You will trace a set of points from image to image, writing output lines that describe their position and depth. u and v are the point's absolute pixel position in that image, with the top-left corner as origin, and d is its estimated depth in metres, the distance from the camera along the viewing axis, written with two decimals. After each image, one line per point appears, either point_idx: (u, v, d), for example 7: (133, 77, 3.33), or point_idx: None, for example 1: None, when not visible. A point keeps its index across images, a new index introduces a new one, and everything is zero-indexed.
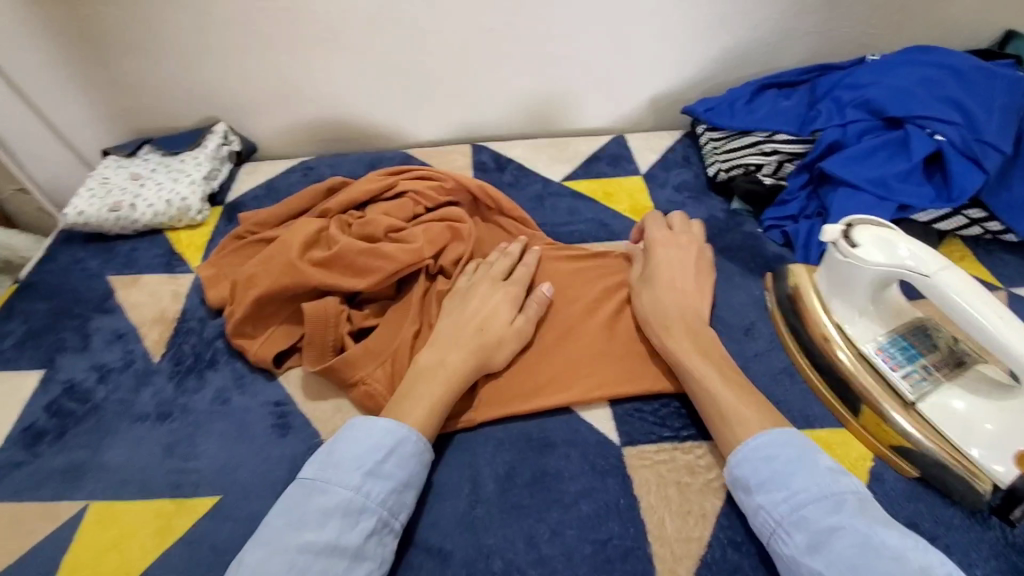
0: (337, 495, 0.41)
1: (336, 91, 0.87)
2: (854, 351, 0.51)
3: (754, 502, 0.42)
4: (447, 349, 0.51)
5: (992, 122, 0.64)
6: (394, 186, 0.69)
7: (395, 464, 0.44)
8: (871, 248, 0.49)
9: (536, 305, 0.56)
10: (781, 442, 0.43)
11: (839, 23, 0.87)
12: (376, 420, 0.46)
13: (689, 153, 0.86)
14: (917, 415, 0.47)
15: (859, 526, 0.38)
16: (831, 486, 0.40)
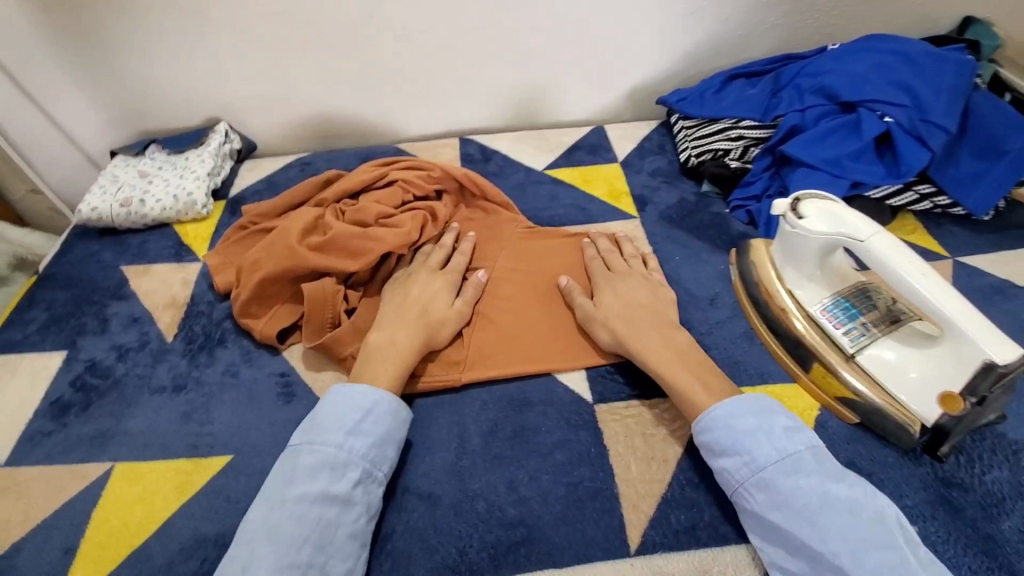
0: (323, 452, 0.47)
1: (330, 89, 0.93)
2: (804, 313, 0.56)
3: (718, 464, 0.47)
4: (395, 329, 0.56)
5: (938, 103, 0.68)
6: (385, 176, 0.75)
7: (373, 422, 0.50)
8: (818, 218, 0.54)
9: (472, 291, 0.62)
10: (744, 409, 0.48)
11: (804, 14, 0.92)
12: (352, 386, 0.52)
13: (665, 142, 0.92)
14: (857, 365, 0.52)
15: (815, 481, 0.43)
16: (789, 445, 0.45)
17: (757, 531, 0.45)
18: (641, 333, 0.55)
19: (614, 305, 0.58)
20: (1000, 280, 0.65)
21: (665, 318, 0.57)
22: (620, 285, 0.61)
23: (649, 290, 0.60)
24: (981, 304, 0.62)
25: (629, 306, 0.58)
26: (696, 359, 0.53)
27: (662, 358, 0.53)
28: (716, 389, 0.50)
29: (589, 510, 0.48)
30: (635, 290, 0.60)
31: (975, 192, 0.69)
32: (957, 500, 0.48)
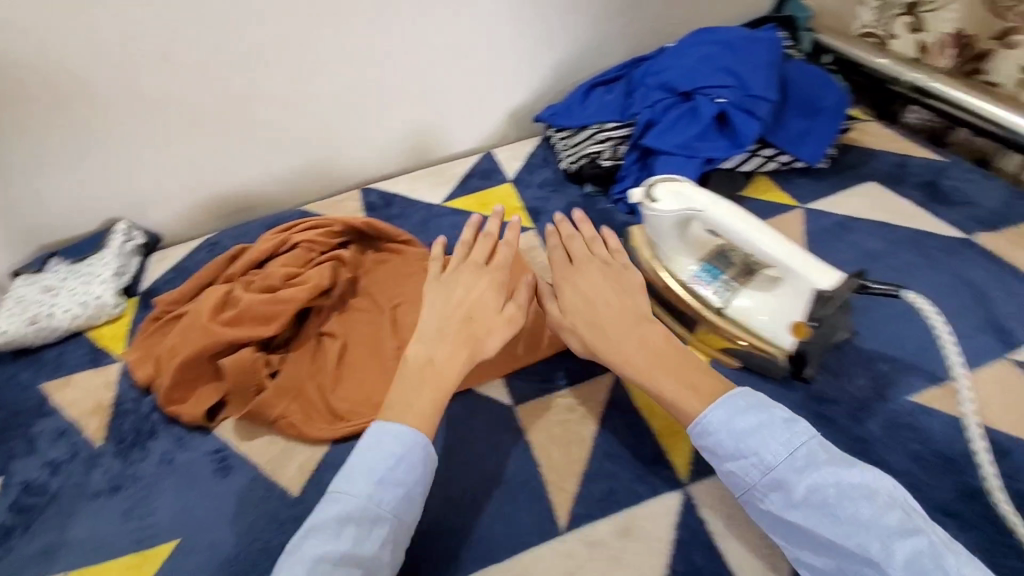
0: (353, 503, 0.47)
1: (224, 168, 0.95)
2: (677, 279, 0.62)
3: (727, 468, 0.47)
4: (435, 347, 0.54)
5: (758, 78, 0.78)
6: (287, 240, 0.78)
7: (405, 471, 0.49)
8: (668, 199, 0.59)
9: (524, 292, 0.60)
10: (739, 411, 0.47)
11: (642, 20, 1.03)
12: (385, 427, 0.50)
13: (548, 154, 0.99)
14: (728, 317, 0.59)
15: (827, 475, 0.43)
16: (793, 443, 0.45)
17: (778, 529, 0.46)
18: (619, 334, 0.53)
19: (586, 310, 0.56)
20: (842, 216, 0.74)
21: (641, 317, 0.55)
22: (596, 282, 0.57)
23: (624, 288, 0.57)
24: (830, 240, 0.71)
25: (603, 309, 0.55)
26: (675, 363, 0.51)
27: (640, 366, 0.51)
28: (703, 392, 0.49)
29: (519, 503, 0.52)
30: (607, 288, 0.57)
31: (807, 147, 0.79)
32: (831, 414, 0.55)
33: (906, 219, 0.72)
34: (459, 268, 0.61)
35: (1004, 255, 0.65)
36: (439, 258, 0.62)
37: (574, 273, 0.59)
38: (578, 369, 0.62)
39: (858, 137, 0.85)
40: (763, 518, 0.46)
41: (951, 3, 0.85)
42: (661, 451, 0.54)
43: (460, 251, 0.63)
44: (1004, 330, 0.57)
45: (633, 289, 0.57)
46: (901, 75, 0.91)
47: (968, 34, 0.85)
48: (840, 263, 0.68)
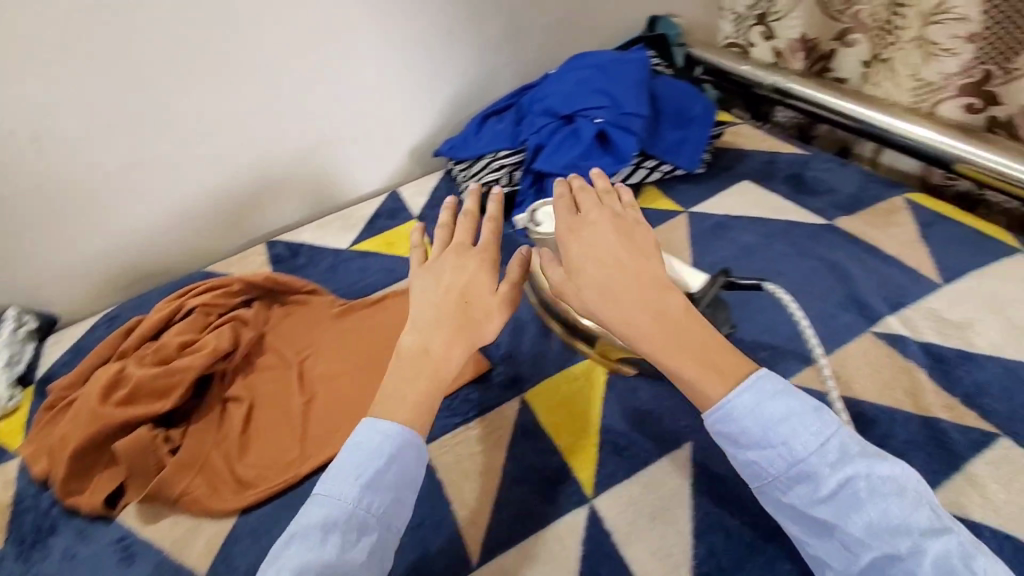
0: (341, 509, 0.45)
1: (118, 238, 0.92)
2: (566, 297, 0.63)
3: (748, 458, 0.44)
4: (431, 336, 0.51)
5: (630, 96, 0.83)
6: (182, 306, 0.76)
7: (394, 474, 0.47)
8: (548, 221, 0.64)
9: (517, 267, 0.55)
10: (768, 397, 0.43)
11: (526, 50, 1.08)
12: (378, 424, 0.48)
13: (452, 186, 1.01)
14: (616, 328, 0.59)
15: (860, 468, 0.41)
16: (824, 433, 0.42)
17: (795, 519, 0.44)
18: (631, 301, 0.47)
19: (597, 272, 0.48)
20: (722, 216, 0.78)
21: (654, 285, 0.48)
22: (599, 241, 0.50)
23: (632, 247, 0.50)
24: (714, 239, 0.75)
25: (613, 274, 0.48)
26: (699, 334, 0.46)
27: (657, 340, 0.46)
28: (729, 367, 0.45)
29: (433, 544, 0.52)
30: (612, 248, 0.50)
31: (684, 154, 0.85)
32: None
33: (777, 212, 0.77)
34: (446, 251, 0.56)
35: (862, 234, 0.71)
36: (418, 247, 0.58)
37: (574, 227, 0.52)
38: (486, 398, 0.62)
39: (732, 139, 0.92)
40: (781, 508, 0.44)
41: (792, 12, 0.94)
42: (568, 468, 0.55)
43: (446, 231, 0.59)
44: (864, 304, 0.62)
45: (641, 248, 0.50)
46: (764, 79, 0.98)
47: (813, 37, 0.94)
48: (723, 260, 0.72)
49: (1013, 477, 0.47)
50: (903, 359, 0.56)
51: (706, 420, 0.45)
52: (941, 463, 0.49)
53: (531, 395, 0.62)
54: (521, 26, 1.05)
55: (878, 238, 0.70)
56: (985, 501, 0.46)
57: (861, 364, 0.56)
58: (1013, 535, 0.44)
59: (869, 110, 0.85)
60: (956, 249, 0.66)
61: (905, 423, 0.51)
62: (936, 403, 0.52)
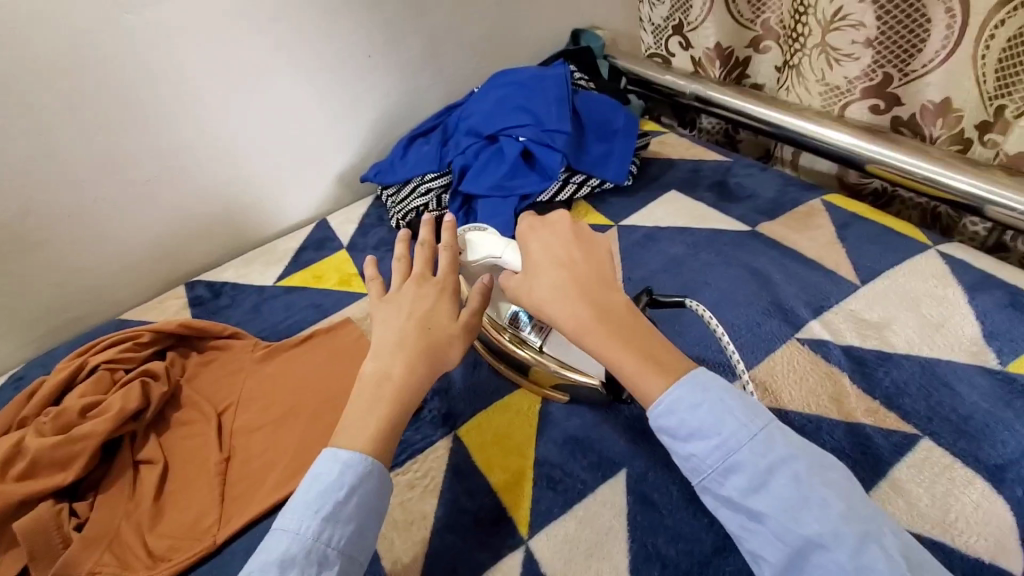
0: (299, 545, 0.43)
1: (16, 293, 0.85)
2: (494, 324, 0.60)
3: (685, 450, 0.44)
4: (394, 362, 0.49)
5: (551, 113, 0.82)
6: (85, 364, 0.70)
7: (355, 505, 0.45)
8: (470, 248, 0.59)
9: (478, 297, 0.55)
10: (700, 389, 0.44)
11: (450, 69, 1.06)
12: (336, 454, 0.46)
13: (382, 212, 0.98)
14: (548, 355, 0.58)
15: (791, 459, 0.41)
16: (755, 423, 0.43)
17: (732, 515, 0.43)
18: (575, 297, 0.49)
19: (545, 275, 0.51)
20: (650, 228, 0.78)
21: (597, 284, 0.50)
22: (548, 246, 0.53)
23: (581, 251, 0.52)
24: (643, 252, 0.75)
25: (559, 273, 0.50)
26: (644, 334, 0.47)
27: (599, 332, 0.47)
28: (671, 365, 0.46)
29: None
30: (560, 252, 0.52)
31: (610, 167, 0.85)
32: None
33: (703, 220, 0.78)
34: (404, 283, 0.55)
35: (783, 239, 0.72)
36: (374, 282, 0.58)
37: (526, 233, 0.55)
38: (418, 438, 0.60)
39: (659, 149, 0.93)
40: (718, 504, 0.43)
41: (705, 22, 0.95)
42: (502, 507, 0.52)
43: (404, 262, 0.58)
44: (788, 310, 0.62)
45: (590, 250, 0.52)
46: (684, 88, 1.00)
47: (727, 46, 0.96)
48: (652, 273, 0.72)
49: (934, 479, 0.47)
50: (827, 364, 0.56)
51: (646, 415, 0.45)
52: (867, 471, 0.49)
53: (463, 431, 0.60)
54: (443, 44, 1.03)
55: (799, 242, 0.71)
56: (909, 507, 0.46)
57: (786, 373, 0.56)
58: (937, 539, 0.44)
59: (784, 115, 0.86)
60: (872, 249, 0.68)
61: (831, 430, 0.51)
62: (860, 407, 0.53)
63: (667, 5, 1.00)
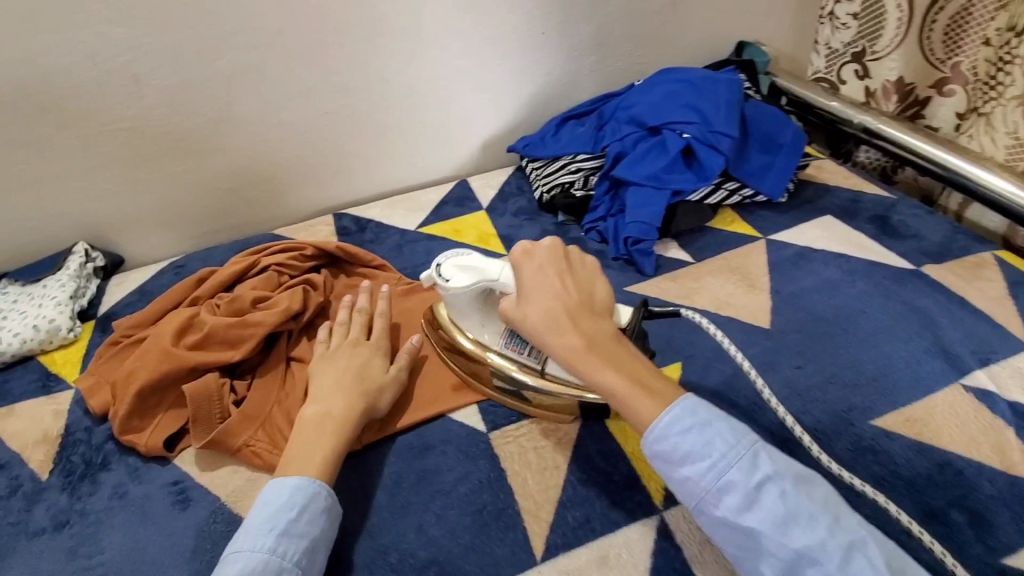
0: (254, 559, 0.45)
1: (192, 190, 0.93)
2: (495, 349, 0.60)
3: (680, 475, 0.47)
4: (331, 399, 0.57)
5: (720, 115, 0.82)
6: (257, 264, 0.76)
7: (309, 520, 0.49)
8: (459, 275, 0.59)
9: (405, 354, 0.63)
10: (690, 414, 0.47)
11: (613, 59, 1.07)
12: (284, 480, 0.50)
13: (522, 183, 1.01)
14: (552, 375, 0.57)
15: (774, 476, 0.45)
16: (742, 443, 0.46)
17: (728, 536, 0.45)
18: (567, 325, 0.51)
19: (541, 302, 0.53)
20: (803, 248, 0.78)
21: (587, 313, 0.52)
22: (539, 270, 0.54)
23: (575, 277, 0.55)
24: (794, 270, 0.74)
25: (555, 300, 0.52)
26: (630, 374, 0.49)
27: (592, 360, 0.50)
28: (660, 395, 0.49)
29: (494, 532, 0.51)
30: (554, 282, 0.53)
31: (768, 180, 0.84)
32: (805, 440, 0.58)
33: (861, 250, 0.76)
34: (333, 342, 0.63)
35: (951, 285, 0.70)
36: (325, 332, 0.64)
37: (520, 261, 0.55)
38: None
39: (815, 173, 0.91)
40: (715, 525, 0.46)
41: (891, 54, 0.93)
42: (636, 475, 0.54)
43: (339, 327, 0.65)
44: (954, 355, 0.62)
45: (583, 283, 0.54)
46: (851, 117, 0.98)
47: (909, 82, 0.94)
48: (803, 291, 0.71)
49: None
50: (992, 415, 0.56)
51: (643, 443, 0.48)
52: None
53: None
54: (613, 33, 1.04)
55: (968, 291, 0.69)
56: None
57: (946, 415, 0.57)
58: None
59: (957, 159, 0.83)
60: None
61: (993, 478, 0.52)
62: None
63: (853, 31, 0.98)
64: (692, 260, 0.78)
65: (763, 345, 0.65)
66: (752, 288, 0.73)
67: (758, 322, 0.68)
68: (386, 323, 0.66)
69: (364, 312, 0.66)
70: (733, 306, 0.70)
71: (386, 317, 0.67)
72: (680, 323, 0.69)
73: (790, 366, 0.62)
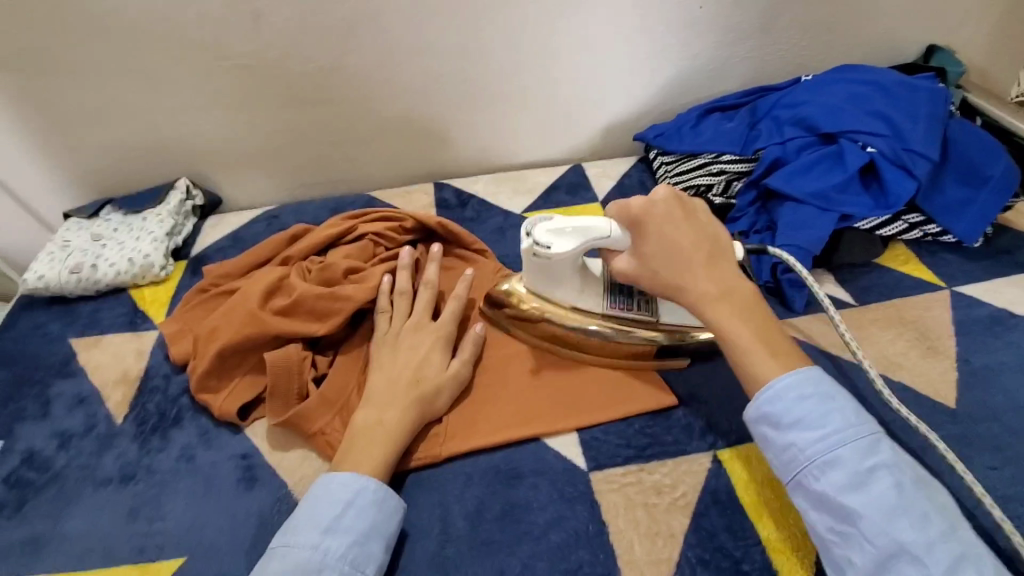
0: (295, 556, 0.42)
1: (295, 142, 0.89)
2: (597, 317, 0.56)
3: (784, 440, 0.43)
4: (382, 408, 0.51)
5: (917, 132, 0.68)
6: (354, 230, 0.70)
7: (354, 516, 0.44)
8: (560, 239, 0.52)
9: (469, 348, 0.57)
10: (810, 382, 0.43)
11: (774, 47, 0.92)
12: (333, 474, 0.46)
13: (645, 177, 0.89)
14: (666, 325, 0.56)
15: (891, 468, 0.40)
16: (862, 425, 0.42)
17: (822, 514, 0.41)
18: (696, 270, 0.47)
19: (664, 250, 0.48)
20: (999, 310, 0.63)
21: (717, 257, 0.48)
22: (658, 220, 0.49)
23: (698, 226, 0.49)
24: (988, 338, 0.60)
25: (683, 248, 0.48)
26: (763, 319, 0.46)
27: (724, 310, 0.46)
28: (784, 355, 0.45)
29: None
30: (682, 233, 0.48)
31: (963, 219, 0.68)
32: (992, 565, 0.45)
33: None
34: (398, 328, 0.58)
35: None
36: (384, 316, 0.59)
37: (642, 218, 0.48)
38: (670, 440, 0.53)
39: (1018, 217, 0.74)
40: (811, 500, 0.42)
41: None
42: (770, 568, 0.44)
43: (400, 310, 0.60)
44: None
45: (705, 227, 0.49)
46: None
47: None
48: (1001, 367, 0.57)
49: None
50: None
51: (748, 405, 0.45)
52: None
53: (722, 454, 0.51)
54: (781, 16, 0.89)
55: None
56: None
57: None
58: None
59: None
60: None
61: None
62: None
63: None
64: (855, 303, 0.65)
65: (945, 431, 0.52)
66: (932, 351, 0.59)
67: (939, 399, 0.55)
68: (459, 305, 0.60)
69: (429, 290, 0.61)
70: (906, 370, 0.57)
71: (462, 300, 0.61)
72: (835, 381, 0.57)
73: (980, 466, 0.50)
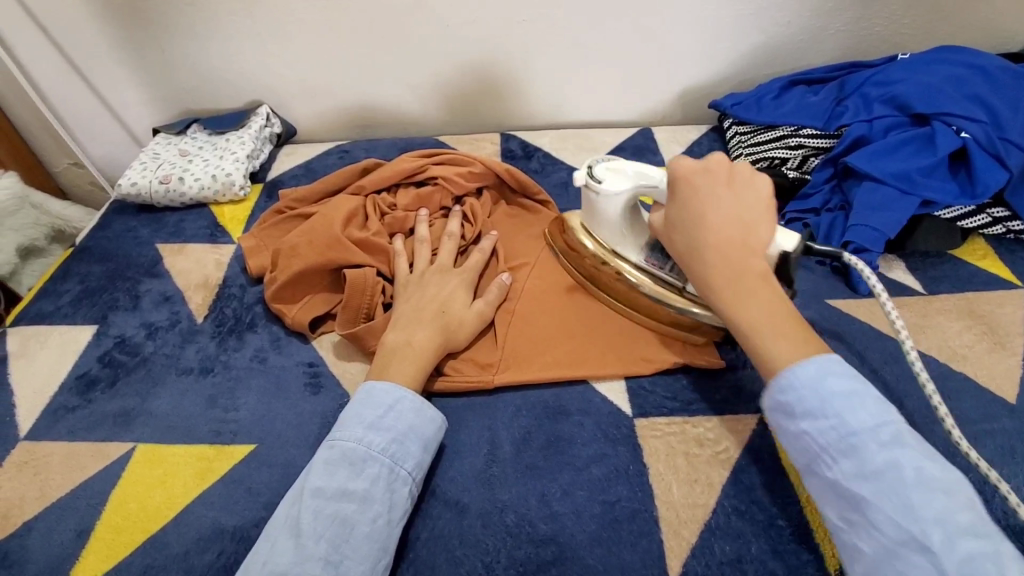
0: (340, 447, 0.45)
1: (370, 79, 0.91)
2: (631, 263, 0.57)
3: (796, 428, 0.40)
4: (414, 330, 0.53)
5: (1017, 122, 0.65)
6: (425, 170, 0.71)
7: (395, 418, 0.47)
8: (613, 177, 0.56)
9: (495, 291, 0.59)
10: (831, 370, 0.40)
11: (872, 21, 0.87)
12: (374, 383, 0.49)
13: (716, 147, 0.88)
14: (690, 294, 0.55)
15: (911, 461, 0.36)
16: (884, 416, 0.38)
17: (835, 502, 0.38)
18: (704, 241, 0.46)
19: (686, 222, 0.47)
20: None
21: (744, 246, 0.45)
22: (699, 187, 0.47)
23: (735, 196, 0.46)
24: None
25: (710, 224, 0.46)
26: (780, 307, 0.43)
27: (730, 294, 0.44)
28: (798, 343, 0.42)
29: (625, 533, 0.46)
30: (715, 209, 0.46)
31: None
32: None
33: None
34: (423, 267, 0.60)
35: None
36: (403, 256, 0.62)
37: (680, 178, 0.48)
38: (715, 400, 0.54)
39: None
40: (821, 487, 0.39)
41: None
42: (806, 527, 0.45)
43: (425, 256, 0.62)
44: None
45: (744, 204, 0.46)
46: None
47: None
48: None
49: None
50: None
51: (764, 392, 0.43)
52: None
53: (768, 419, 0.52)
54: None
55: None
56: None
57: None
58: None
59: None
60: None
61: None
62: None
63: None
64: (923, 291, 0.63)
65: (1004, 425, 0.51)
66: (1000, 346, 0.57)
67: (1000, 394, 0.54)
68: (484, 258, 0.63)
69: (453, 240, 0.64)
70: (969, 361, 0.56)
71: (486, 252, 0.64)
72: (894, 363, 0.56)
73: None
